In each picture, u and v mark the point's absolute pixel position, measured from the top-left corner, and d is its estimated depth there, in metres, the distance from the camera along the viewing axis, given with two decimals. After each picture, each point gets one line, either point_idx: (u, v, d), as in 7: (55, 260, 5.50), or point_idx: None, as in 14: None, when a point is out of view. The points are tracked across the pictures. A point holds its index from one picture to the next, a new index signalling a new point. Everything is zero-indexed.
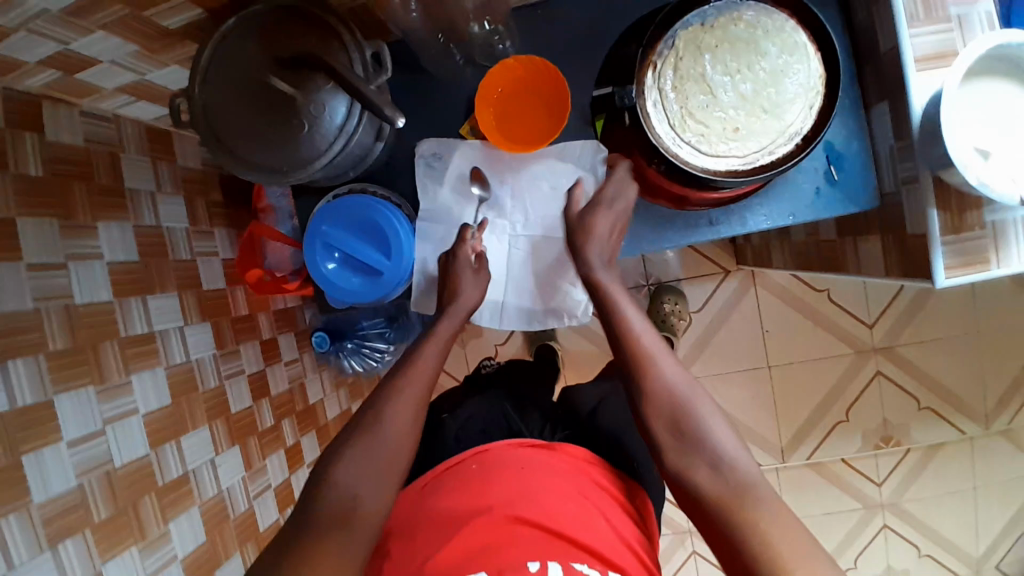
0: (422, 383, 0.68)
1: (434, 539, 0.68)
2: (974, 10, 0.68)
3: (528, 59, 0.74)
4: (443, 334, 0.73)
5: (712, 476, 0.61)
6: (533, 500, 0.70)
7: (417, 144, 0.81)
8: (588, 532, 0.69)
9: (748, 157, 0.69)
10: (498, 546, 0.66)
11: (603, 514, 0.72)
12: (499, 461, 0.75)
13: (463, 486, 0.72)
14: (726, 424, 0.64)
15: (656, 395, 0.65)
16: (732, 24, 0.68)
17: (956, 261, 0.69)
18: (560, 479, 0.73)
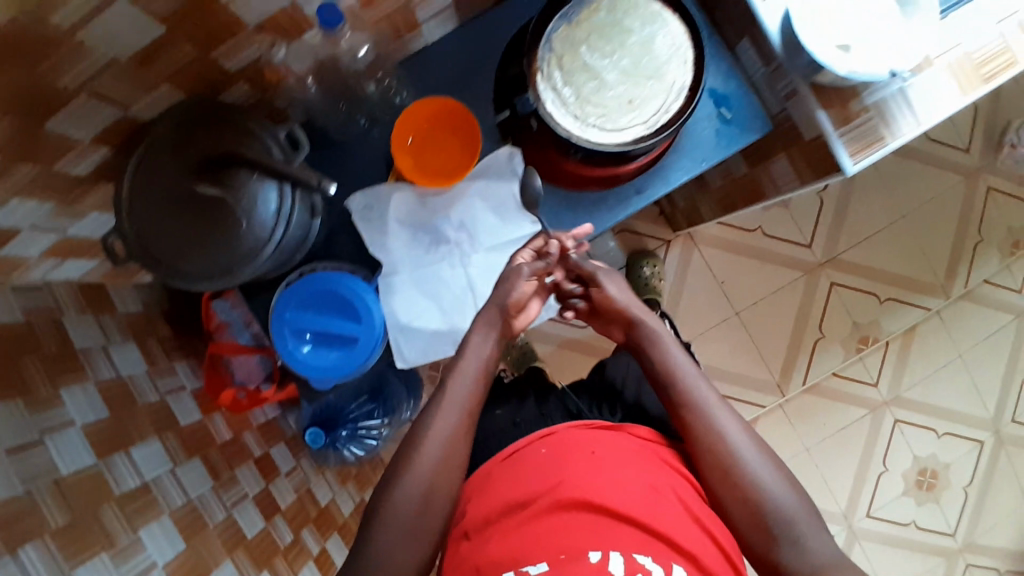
0: (452, 418, 0.69)
1: (500, 531, 0.65)
2: None
3: (430, 100, 0.79)
4: (471, 374, 0.72)
5: (794, 551, 0.64)
6: (599, 482, 0.66)
7: (347, 201, 0.81)
8: (655, 514, 0.64)
9: (649, 121, 0.75)
10: (563, 536, 0.61)
11: (670, 489, 0.67)
12: (567, 445, 0.71)
13: (528, 475, 0.69)
14: (795, 494, 0.67)
15: (723, 473, 0.68)
16: (594, 15, 0.76)
17: (857, 147, 0.75)
18: (628, 454, 0.70)
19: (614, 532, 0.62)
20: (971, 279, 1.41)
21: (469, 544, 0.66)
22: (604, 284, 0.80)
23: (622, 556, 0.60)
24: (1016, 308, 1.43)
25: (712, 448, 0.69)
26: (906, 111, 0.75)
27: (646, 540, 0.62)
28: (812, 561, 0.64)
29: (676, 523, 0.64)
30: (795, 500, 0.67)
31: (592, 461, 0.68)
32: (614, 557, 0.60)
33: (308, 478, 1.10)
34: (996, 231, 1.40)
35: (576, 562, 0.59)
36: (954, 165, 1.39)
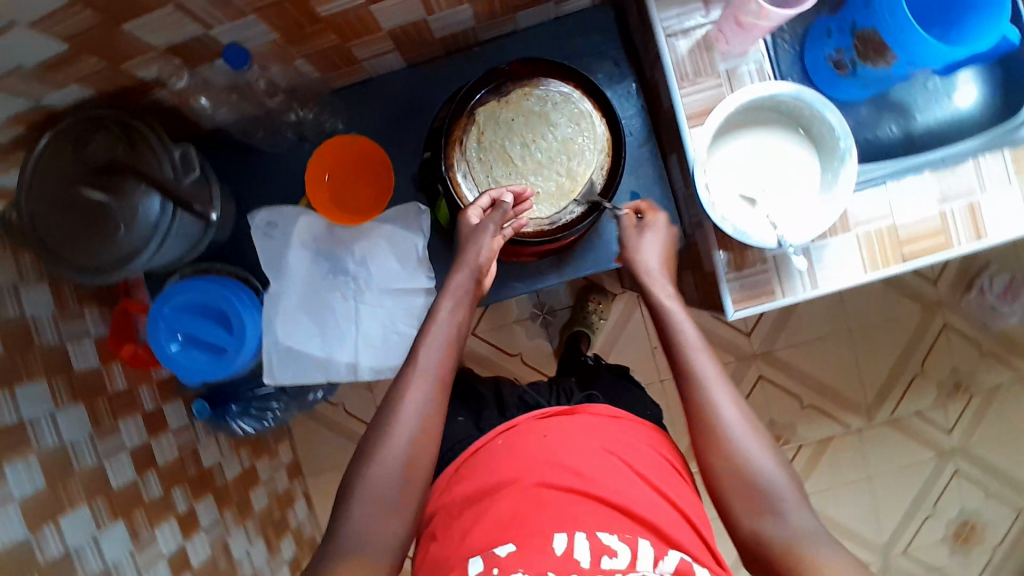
0: (424, 382, 0.66)
1: (472, 518, 0.69)
2: (744, 60, 0.76)
3: (351, 138, 0.81)
4: (437, 338, 0.68)
5: (776, 523, 0.60)
6: (552, 463, 0.71)
7: (250, 215, 0.83)
8: (628, 494, 0.68)
9: (552, 218, 0.76)
10: (525, 515, 0.66)
11: (631, 466, 0.72)
12: (522, 433, 0.76)
13: (485, 469, 0.73)
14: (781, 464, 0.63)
15: (715, 432, 0.64)
16: (526, 99, 0.77)
17: (743, 296, 0.76)
18: (583, 439, 0.74)
19: (574, 511, 0.66)
20: (901, 408, 1.39)
21: (439, 546, 0.70)
22: (637, 246, 0.75)
23: (588, 538, 0.64)
24: (939, 446, 1.41)
25: (700, 402, 0.66)
26: (801, 273, 0.76)
27: (609, 516, 0.66)
28: (795, 534, 0.59)
29: (640, 501, 0.68)
30: (784, 476, 0.62)
31: (544, 444, 0.73)
32: (580, 541, 0.64)
33: (197, 439, 1.16)
34: (940, 370, 1.38)
35: (543, 551, 0.63)
36: (916, 294, 1.36)
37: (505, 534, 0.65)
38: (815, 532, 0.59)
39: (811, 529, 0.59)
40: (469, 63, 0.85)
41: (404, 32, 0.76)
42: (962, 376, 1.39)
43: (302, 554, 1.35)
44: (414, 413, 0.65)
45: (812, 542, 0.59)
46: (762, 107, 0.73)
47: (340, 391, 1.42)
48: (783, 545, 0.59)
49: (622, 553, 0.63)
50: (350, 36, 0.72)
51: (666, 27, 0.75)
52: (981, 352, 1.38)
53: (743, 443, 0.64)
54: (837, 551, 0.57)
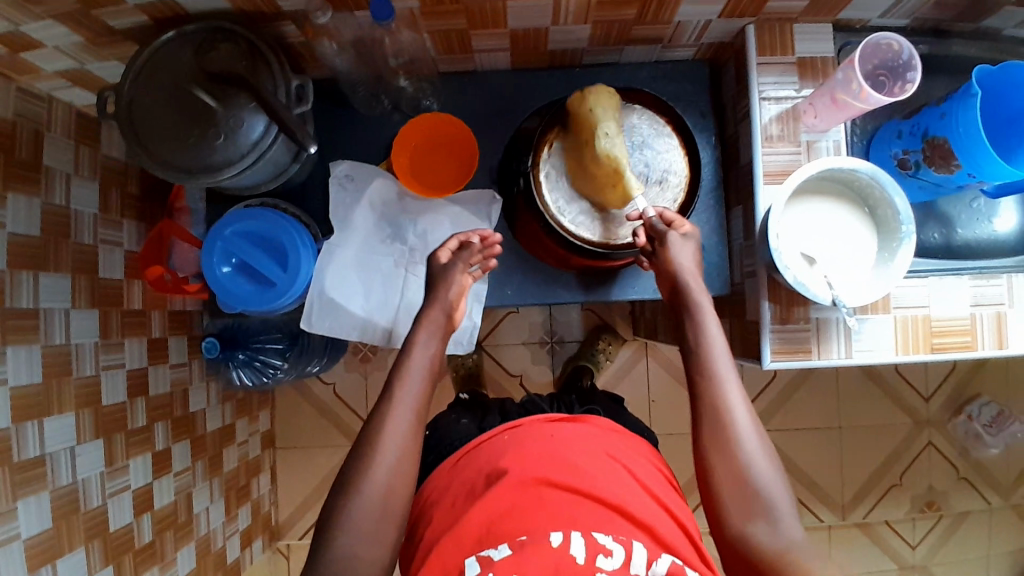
0: (413, 392, 0.70)
1: (468, 504, 0.71)
2: (825, 136, 0.82)
3: (438, 115, 0.83)
4: (416, 373, 0.71)
5: (768, 530, 0.61)
6: (553, 460, 0.72)
7: (332, 165, 0.86)
8: (626, 497, 0.70)
9: (617, 234, 0.81)
10: (524, 509, 0.67)
11: (629, 473, 0.74)
12: (528, 432, 0.78)
13: (486, 461, 0.75)
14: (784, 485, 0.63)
15: (726, 440, 0.64)
16: (613, 111, 0.80)
17: (782, 348, 0.79)
18: (587, 444, 0.76)
19: (571, 509, 0.67)
20: (873, 514, 1.41)
21: (432, 536, 0.72)
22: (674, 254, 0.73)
23: (584, 537, 0.64)
24: (901, 560, 1.43)
25: (713, 404, 0.66)
26: (840, 339, 0.80)
27: (606, 517, 0.67)
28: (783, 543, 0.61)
29: (639, 504, 0.70)
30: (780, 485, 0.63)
31: (549, 443, 0.75)
32: (575, 540, 0.64)
33: (190, 380, 1.12)
34: (917, 484, 1.42)
35: (539, 545, 0.64)
36: (908, 407, 1.41)
37: (501, 526, 0.67)
38: (803, 545, 0.61)
39: (800, 542, 0.61)
40: (569, 81, 0.89)
41: (523, 35, 0.80)
42: (935, 495, 1.43)
43: (254, 527, 1.30)
44: (402, 426, 0.68)
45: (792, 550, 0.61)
46: (838, 181, 0.78)
47: (335, 371, 1.40)
48: (769, 551, 0.61)
49: (616, 553, 0.64)
50: (478, 25, 0.76)
51: (762, 91, 0.81)
52: (958, 475, 1.43)
53: (746, 446, 0.64)
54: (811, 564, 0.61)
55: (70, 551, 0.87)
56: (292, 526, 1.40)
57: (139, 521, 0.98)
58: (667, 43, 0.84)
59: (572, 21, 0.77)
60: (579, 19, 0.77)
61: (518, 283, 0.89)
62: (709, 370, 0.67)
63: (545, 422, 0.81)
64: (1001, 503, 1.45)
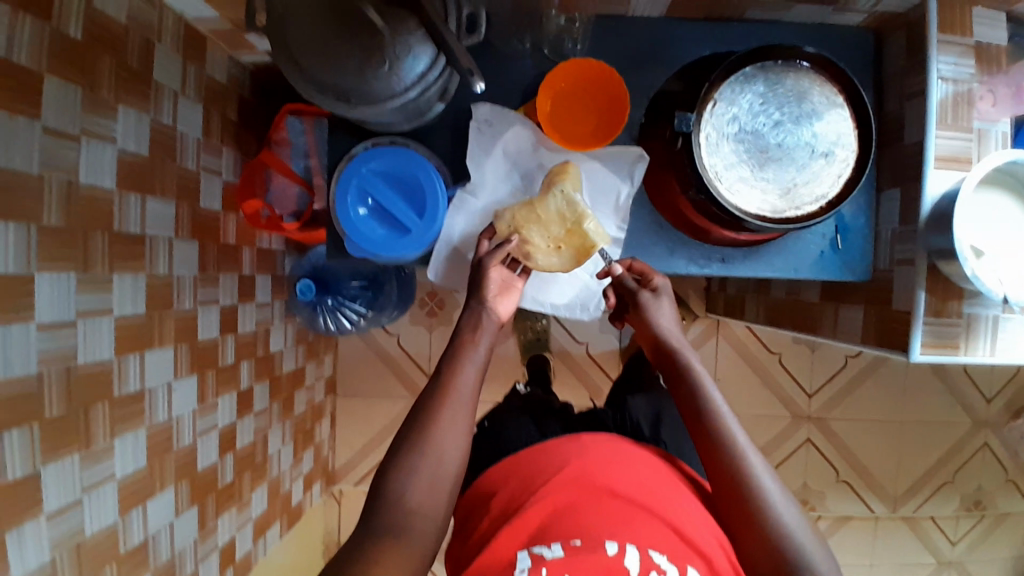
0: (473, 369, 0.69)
1: (519, 508, 0.65)
2: (995, 126, 0.77)
3: (587, 60, 0.77)
4: (474, 358, 0.70)
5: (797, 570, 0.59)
6: (615, 475, 0.67)
7: (473, 107, 0.80)
8: (686, 524, 0.63)
9: (777, 207, 0.76)
10: (585, 514, 0.61)
11: (694, 507, 0.66)
12: (595, 444, 0.72)
13: (549, 466, 0.69)
14: (796, 513, 0.63)
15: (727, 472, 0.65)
16: (785, 75, 0.76)
17: (931, 341, 0.76)
18: (648, 466, 0.70)
19: (633, 522, 0.61)
20: (922, 508, 1.42)
21: (486, 528, 0.66)
22: (653, 313, 0.77)
23: (639, 552, 0.58)
24: (940, 554, 1.44)
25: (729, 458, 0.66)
26: (988, 337, 0.76)
27: (669, 537, 0.61)
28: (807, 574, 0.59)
29: (701, 533, 0.63)
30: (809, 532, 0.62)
31: (614, 457, 0.70)
32: (631, 551, 0.58)
33: (271, 319, 1.10)
34: (968, 483, 1.42)
35: (593, 552, 0.58)
36: (967, 406, 1.41)
37: (550, 532, 0.60)
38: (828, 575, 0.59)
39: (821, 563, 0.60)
40: (726, 38, 0.83)
41: None
42: (983, 495, 1.43)
43: (313, 472, 1.29)
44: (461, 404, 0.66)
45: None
46: (1016, 176, 0.74)
47: (400, 323, 1.36)
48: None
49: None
50: None
51: (939, 71, 0.76)
52: (1008, 478, 1.43)
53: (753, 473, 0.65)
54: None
55: (160, 490, 0.83)
56: (346, 473, 1.39)
57: (222, 459, 0.96)
58: (840, 7, 0.79)
59: None
60: None
61: (649, 250, 0.85)
62: (717, 426, 0.68)
63: (610, 440, 0.74)
64: None
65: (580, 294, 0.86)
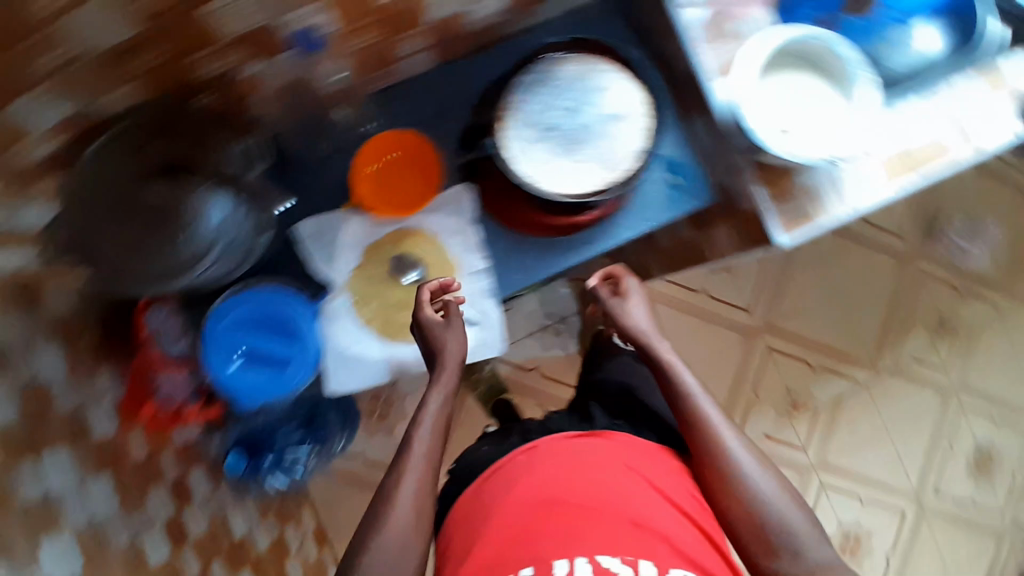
0: (436, 432, 0.69)
1: (485, 531, 0.69)
2: (748, 23, 0.84)
3: (386, 133, 0.81)
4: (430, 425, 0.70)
5: (771, 523, 0.68)
6: (574, 482, 0.70)
7: (293, 229, 0.81)
8: (643, 514, 0.68)
9: (603, 179, 0.80)
10: (542, 537, 0.66)
11: (653, 485, 0.72)
12: (548, 451, 0.75)
13: (519, 483, 0.72)
14: (766, 469, 0.72)
15: (712, 453, 0.72)
16: (556, 67, 0.81)
17: (788, 220, 0.80)
18: (601, 455, 0.74)
19: (591, 530, 0.66)
20: (899, 354, 1.47)
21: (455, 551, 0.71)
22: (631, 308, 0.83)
23: (589, 563, 0.63)
24: (938, 384, 1.48)
25: (712, 448, 0.73)
26: (835, 194, 0.81)
27: (630, 537, 0.66)
28: (788, 537, 0.68)
29: (658, 516, 0.69)
30: (794, 510, 0.69)
31: (570, 458, 0.73)
32: (581, 563, 0.63)
33: (223, 507, 1.08)
34: (925, 312, 1.47)
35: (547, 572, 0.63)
36: (888, 247, 1.46)
37: (510, 556, 0.65)
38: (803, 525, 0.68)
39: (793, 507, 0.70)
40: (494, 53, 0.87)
41: (443, 28, 0.79)
42: (945, 316, 1.48)
43: None
44: (418, 489, 0.66)
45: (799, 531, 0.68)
46: (799, 57, 0.81)
47: (359, 440, 1.35)
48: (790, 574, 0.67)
49: None
50: (400, 27, 0.74)
51: (678, 3, 0.82)
52: (958, 290, 1.48)
53: (726, 444, 0.73)
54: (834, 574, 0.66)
55: None
56: None
57: None
58: None
59: None
60: (427, 35, 0.78)
61: (527, 269, 0.85)
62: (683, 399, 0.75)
63: (562, 441, 0.76)
64: (1007, 299, 1.50)
65: (477, 340, 0.84)
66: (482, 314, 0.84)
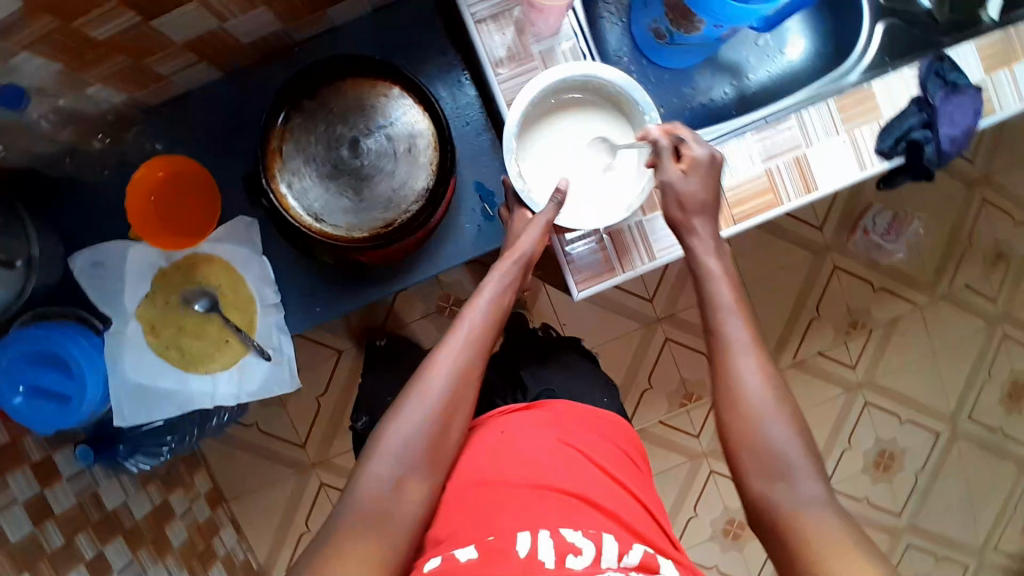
0: (472, 344, 0.67)
1: (438, 512, 0.62)
2: (556, 39, 0.76)
3: (154, 160, 0.78)
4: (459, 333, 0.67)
5: (782, 489, 0.57)
6: (513, 456, 0.65)
7: (70, 260, 0.79)
8: (591, 490, 0.63)
9: (386, 219, 0.77)
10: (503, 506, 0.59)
11: (602, 471, 0.66)
12: (481, 429, 0.70)
13: (466, 456, 0.66)
14: (782, 421, 0.60)
15: (733, 401, 0.61)
16: (334, 97, 0.78)
17: (585, 275, 0.78)
18: (534, 431, 0.68)
19: (542, 506, 0.60)
20: (806, 350, 1.40)
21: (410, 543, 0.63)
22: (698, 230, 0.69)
23: (552, 536, 0.56)
24: (847, 382, 1.41)
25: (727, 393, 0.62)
26: (638, 245, 0.78)
27: (582, 515, 0.60)
28: (800, 508, 0.55)
29: (604, 496, 0.63)
30: (801, 448, 0.58)
31: (506, 435, 0.68)
32: (543, 538, 0.56)
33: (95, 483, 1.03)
34: (837, 308, 1.39)
35: (503, 546, 0.55)
36: (802, 239, 1.36)
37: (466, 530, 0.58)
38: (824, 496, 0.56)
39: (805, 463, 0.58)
40: (288, 67, 0.82)
41: (204, 43, 0.72)
42: (858, 314, 1.40)
43: None
44: (408, 425, 0.62)
45: (808, 497, 0.56)
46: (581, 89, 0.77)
47: (250, 411, 1.37)
48: (791, 512, 0.55)
49: (586, 549, 0.56)
50: (144, 53, 0.69)
51: (474, 14, 0.74)
52: (875, 288, 1.39)
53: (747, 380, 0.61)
54: (840, 520, 0.55)
55: None
56: (273, 567, 1.40)
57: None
58: None
59: (240, 12, 0.69)
60: (184, 56, 0.73)
61: (324, 300, 0.83)
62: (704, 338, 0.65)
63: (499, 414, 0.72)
64: (929, 297, 1.40)
65: (268, 374, 0.84)
66: (274, 346, 0.84)
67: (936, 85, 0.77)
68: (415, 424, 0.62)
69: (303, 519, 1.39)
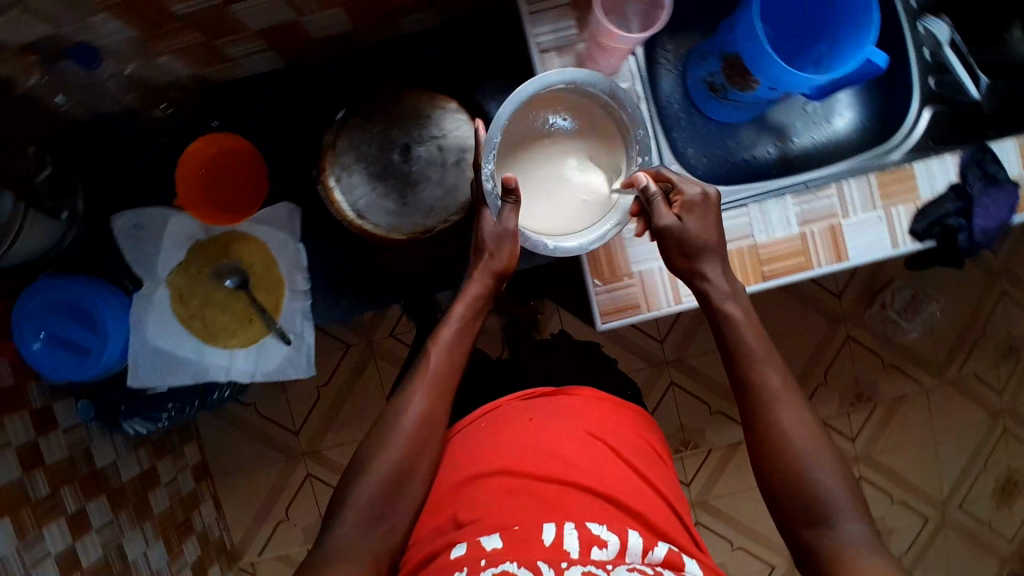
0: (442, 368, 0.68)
1: (464, 497, 0.63)
2: (614, 81, 0.78)
3: (210, 137, 0.80)
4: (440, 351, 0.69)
5: (820, 524, 0.59)
6: (545, 445, 0.66)
7: (112, 220, 0.81)
8: (615, 485, 0.64)
9: (426, 225, 0.79)
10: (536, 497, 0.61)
11: (630, 466, 0.67)
12: (508, 414, 0.71)
13: (495, 444, 0.67)
14: (825, 452, 0.61)
15: (774, 435, 0.62)
16: (399, 104, 0.81)
17: (611, 308, 0.78)
18: (562, 423, 0.69)
19: (567, 502, 0.61)
20: None
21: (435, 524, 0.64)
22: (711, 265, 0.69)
23: (577, 529, 0.58)
24: (844, 452, 1.41)
25: (766, 426, 0.63)
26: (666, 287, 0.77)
27: (607, 512, 0.61)
28: (843, 545, 0.57)
29: (627, 492, 0.64)
30: (846, 488, 0.60)
31: (534, 424, 0.69)
32: (568, 532, 0.57)
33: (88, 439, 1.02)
34: (844, 378, 1.39)
35: (532, 540, 0.56)
36: (819, 304, 1.37)
37: (494, 515, 0.60)
38: (860, 531, 0.58)
39: (844, 495, 0.59)
40: (350, 67, 0.85)
41: (274, 33, 0.74)
42: (864, 387, 1.40)
43: (208, 556, 1.28)
44: (397, 451, 0.64)
45: (846, 527, 0.58)
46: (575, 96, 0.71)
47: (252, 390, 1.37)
48: (836, 553, 0.57)
49: (610, 544, 0.57)
50: (217, 34, 0.71)
51: (540, 43, 0.76)
52: (884, 363, 1.39)
53: (783, 416, 0.62)
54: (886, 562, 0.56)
55: None
56: (248, 548, 1.40)
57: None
58: (439, 9, 0.79)
59: (317, 8, 0.71)
60: (255, 44, 0.76)
61: (349, 293, 0.85)
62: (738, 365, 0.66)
63: (522, 400, 0.73)
64: (936, 381, 1.41)
65: (285, 357, 0.85)
66: (296, 331, 0.85)
67: (975, 177, 0.79)
68: (400, 448, 0.64)
69: (284, 506, 1.39)
